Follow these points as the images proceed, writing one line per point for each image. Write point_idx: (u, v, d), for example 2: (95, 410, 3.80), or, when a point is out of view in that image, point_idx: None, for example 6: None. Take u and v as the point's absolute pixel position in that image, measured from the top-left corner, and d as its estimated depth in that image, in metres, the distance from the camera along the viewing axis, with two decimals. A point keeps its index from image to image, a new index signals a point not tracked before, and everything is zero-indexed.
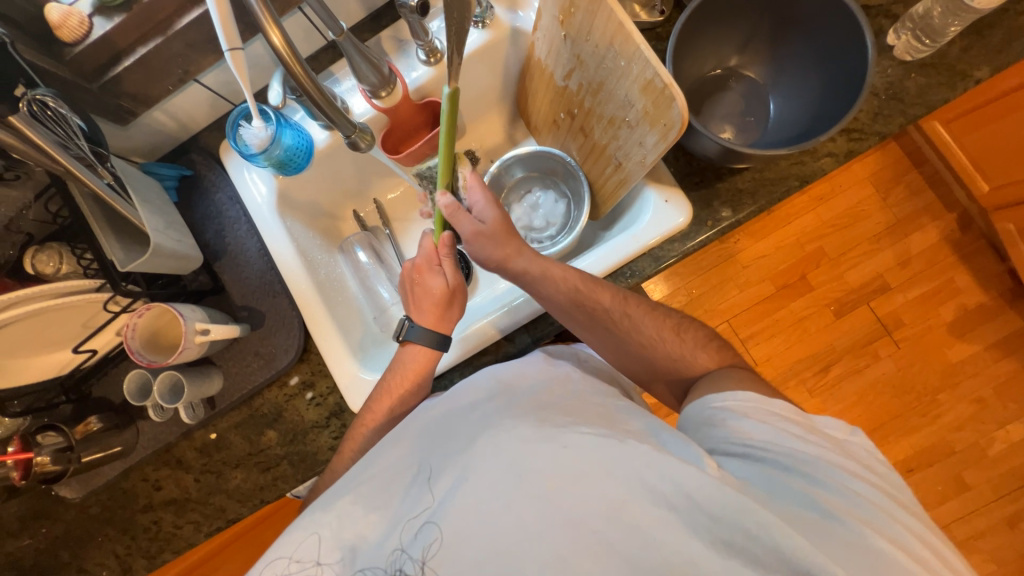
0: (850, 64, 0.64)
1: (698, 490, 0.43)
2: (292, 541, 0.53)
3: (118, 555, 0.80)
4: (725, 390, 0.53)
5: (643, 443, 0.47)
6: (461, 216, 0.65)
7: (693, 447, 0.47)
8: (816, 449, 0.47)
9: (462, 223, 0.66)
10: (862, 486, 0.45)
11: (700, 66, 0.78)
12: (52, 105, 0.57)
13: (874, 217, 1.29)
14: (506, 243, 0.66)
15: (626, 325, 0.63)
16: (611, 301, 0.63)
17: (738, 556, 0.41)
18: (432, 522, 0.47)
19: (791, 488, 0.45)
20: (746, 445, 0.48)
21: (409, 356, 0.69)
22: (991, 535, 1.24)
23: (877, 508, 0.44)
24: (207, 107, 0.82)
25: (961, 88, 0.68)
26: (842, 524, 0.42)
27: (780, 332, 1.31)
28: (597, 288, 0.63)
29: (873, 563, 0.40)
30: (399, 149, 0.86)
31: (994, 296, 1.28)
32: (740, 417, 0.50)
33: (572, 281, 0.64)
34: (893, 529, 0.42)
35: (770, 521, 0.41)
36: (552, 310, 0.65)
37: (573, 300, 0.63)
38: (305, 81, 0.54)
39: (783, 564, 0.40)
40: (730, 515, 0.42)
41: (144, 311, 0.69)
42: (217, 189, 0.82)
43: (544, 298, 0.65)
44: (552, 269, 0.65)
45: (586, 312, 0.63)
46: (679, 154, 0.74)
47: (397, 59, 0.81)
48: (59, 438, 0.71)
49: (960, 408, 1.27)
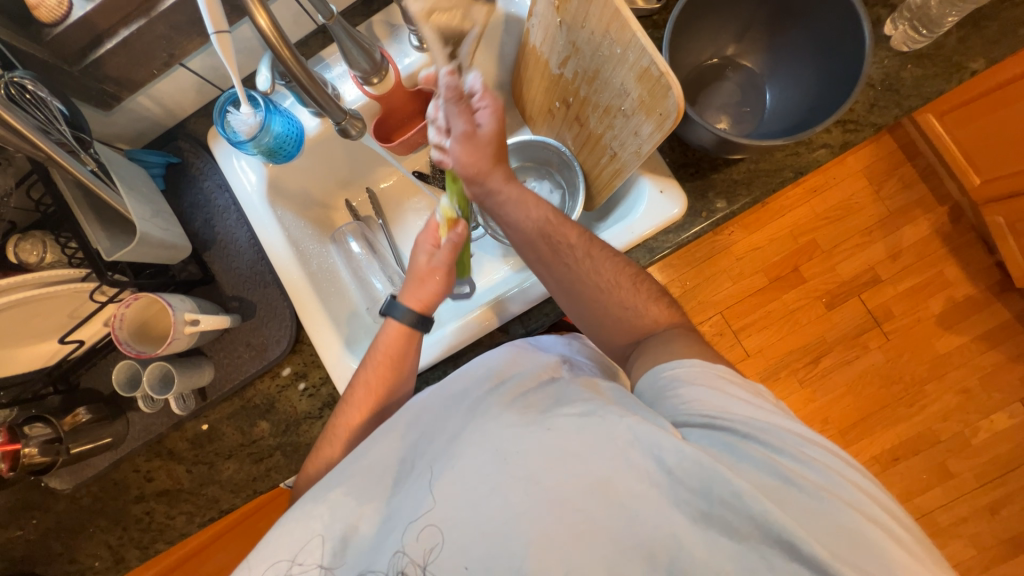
0: (847, 53, 0.64)
1: (674, 459, 0.43)
2: (291, 543, 0.52)
3: (111, 546, 0.79)
4: (676, 358, 0.53)
5: (625, 416, 0.46)
6: (455, 113, 0.59)
7: (658, 417, 0.47)
8: (764, 415, 0.47)
9: (455, 120, 0.60)
10: (815, 450, 0.45)
11: (698, 55, 0.77)
12: (29, 87, 0.57)
13: (866, 209, 1.30)
14: (488, 162, 0.62)
15: (582, 274, 0.61)
16: (577, 240, 0.62)
17: (716, 526, 0.41)
18: (429, 521, 0.46)
19: (751, 454, 0.44)
20: (705, 414, 0.47)
21: (384, 335, 0.67)
22: (973, 520, 1.27)
23: (834, 474, 0.43)
24: (194, 92, 0.80)
25: (956, 79, 0.68)
26: (802, 491, 0.42)
27: (772, 324, 1.32)
28: (566, 224, 0.63)
29: (832, 529, 0.40)
30: (392, 137, 0.84)
31: (982, 287, 1.29)
32: (686, 387, 0.50)
33: (541, 213, 0.63)
34: (856, 496, 0.42)
35: (743, 488, 0.40)
36: (516, 240, 0.65)
37: (539, 233, 0.63)
38: (294, 65, 0.53)
39: (757, 529, 0.40)
40: (707, 484, 0.42)
41: (131, 302, 0.68)
42: (205, 177, 0.81)
43: (510, 225, 0.65)
44: (524, 195, 0.63)
45: (551, 247, 0.62)
46: (675, 144, 0.74)
47: (389, 45, 0.79)
48: (47, 429, 0.70)
49: (946, 398, 1.30)
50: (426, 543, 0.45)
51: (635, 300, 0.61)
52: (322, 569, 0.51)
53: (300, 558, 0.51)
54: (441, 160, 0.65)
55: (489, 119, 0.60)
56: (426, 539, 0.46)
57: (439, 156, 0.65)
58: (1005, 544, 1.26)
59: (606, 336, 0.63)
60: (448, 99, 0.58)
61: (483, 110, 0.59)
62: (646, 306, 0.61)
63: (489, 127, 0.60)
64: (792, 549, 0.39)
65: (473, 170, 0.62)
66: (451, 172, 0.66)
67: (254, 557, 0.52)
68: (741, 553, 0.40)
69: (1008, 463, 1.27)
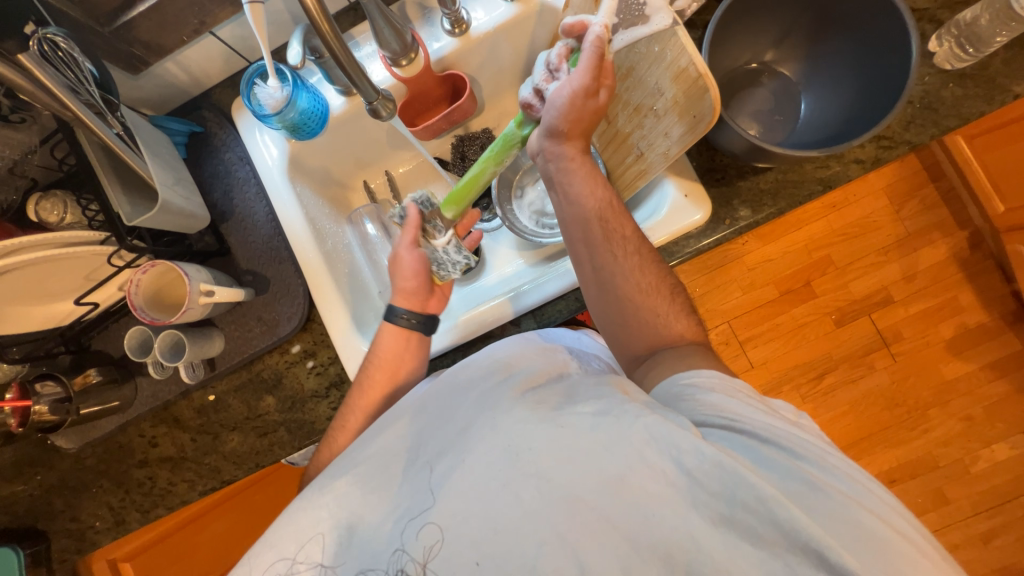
0: (891, 67, 0.62)
1: (694, 463, 0.42)
2: (292, 542, 0.52)
3: (112, 508, 0.80)
4: (692, 367, 0.53)
5: (644, 412, 0.45)
6: (583, 79, 0.54)
7: (679, 415, 0.46)
8: (782, 423, 0.47)
9: (580, 77, 0.53)
10: (835, 459, 0.45)
11: (735, 59, 0.76)
12: (62, 45, 0.54)
13: (884, 229, 1.27)
14: (580, 133, 0.59)
15: (621, 272, 0.59)
16: (632, 234, 0.61)
17: (737, 529, 0.41)
18: (429, 520, 0.46)
19: (771, 460, 0.44)
20: (726, 416, 0.47)
21: (383, 337, 0.68)
22: (964, 548, 1.27)
23: (855, 483, 0.43)
24: (221, 62, 0.79)
25: (998, 101, 0.66)
26: (828, 497, 0.41)
27: (778, 337, 1.31)
28: (623, 217, 0.61)
29: (861, 538, 0.39)
30: (416, 122, 0.86)
31: (996, 316, 1.28)
32: (706, 392, 0.50)
33: (604, 196, 0.61)
34: (880, 506, 0.42)
35: (769, 493, 0.40)
36: (567, 215, 0.63)
37: (597, 215, 0.61)
38: (332, 41, 0.52)
39: (782, 536, 0.40)
40: (730, 488, 0.41)
41: (148, 268, 0.68)
42: (226, 148, 0.81)
43: (570, 199, 0.62)
44: (593, 175, 0.61)
45: (604, 233, 0.60)
46: (703, 148, 0.72)
47: (420, 27, 0.78)
48: (56, 389, 0.71)
49: (949, 425, 1.29)
50: (426, 542, 0.46)
51: (658, 307, 0.59)
52: (323, 567, 0.51)
53: (300, 557, 0.52)
54: (528, 104, 0.61)
55: (601, 95, 0.57)
56: (426, 538, 0.46)
57: (530, 98, 0.60)
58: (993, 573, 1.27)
59: (617, 336, 0.62)
60: (588, 57, 0.52)
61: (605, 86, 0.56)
62: (669, 316, 0.59)
63: (601, 102, 0.57)
64: (819, 556, 0.39)
65: (564, 128, 0.58)
66: (520, 115, 0.63)
67: (257, 547, 0.53)
68: (762, 557, 0.40)
69: (1006, 494, 1.26)
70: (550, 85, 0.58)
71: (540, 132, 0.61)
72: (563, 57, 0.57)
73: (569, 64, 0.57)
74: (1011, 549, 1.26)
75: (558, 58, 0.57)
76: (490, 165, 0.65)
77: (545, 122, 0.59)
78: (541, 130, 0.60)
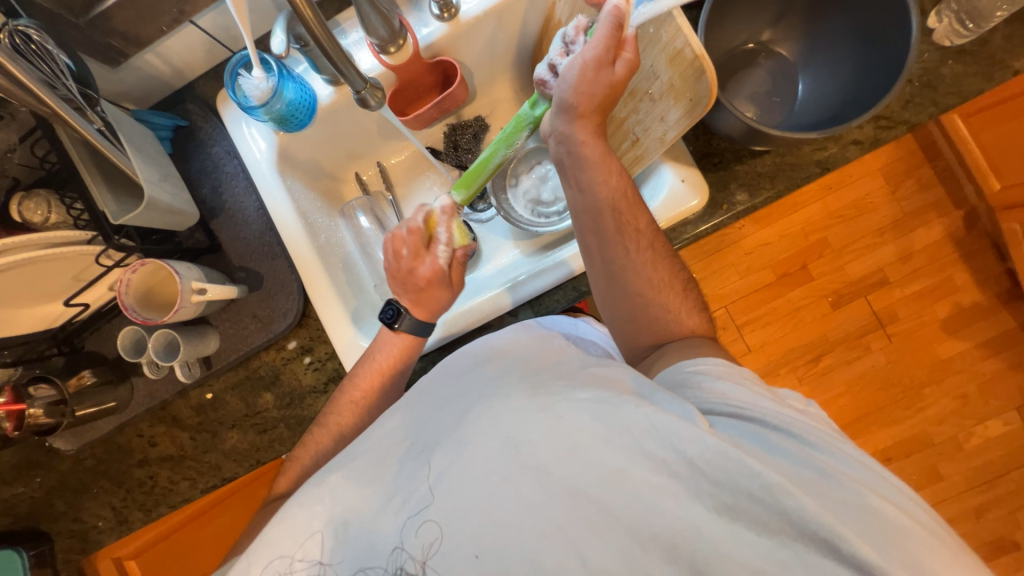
0: (889, 44, 0.61)
1: (698, 454, 0.42)
2: (292, 539, 0.52)
3: (114, 508, 0.80)
4: (700, 356, 0.54)
5: (641, 405, 0.45)
6: (599, 45, 0.53)
7: (686, 405, 0.46)
8: (793, 412, 0.47)
9: (593, 44, 0.53)
10: (846, 447, 0.46)
11: (731, 39, 0.74)
12: (35, 38, 0.54)
13: (881, 210, 1.26)
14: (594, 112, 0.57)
15: (632, 265, 0.59)
16: (647, 227, 0.60)
17: (741, 519, 0.41)
18: (428, 516, 0.47)
19: (781, 447, 0.44)
20: (733, 404, 0.47)
21: (387, 345, 0.67)
22: (957, 522, 1.30)
23: (867, 471, 0.44)
24: (203, 53, 0.77)
25: (997, 78, 0.65)
26: (839, 485, 0.41)
27: (774, 321, 1.31)
28: (638, 208, 0.59)
29: (874, 525, 0.39)
30: (407, 111, 0.84)
31: (990, 295, 1.28)
32: (713, 379, 0.50)
33: (618, 185, 0.59)
34: (894, 495, 0.43)
35: (774, 482, 0.40)
36: (579, 204, 0.61)
37: (610, 206, 0.59)
38: (316, 27, 0.50)
39: (788, 525, 0.40)
40: (733, 479, 0.41)
41: (137, 267, 0.67)
42: (213, 142, 0.79)
43: (581, 187, 0.60)
44: (605, 159, 0.59)
45: (617, 224, 0.59)
46: (699, 132, 0.71)
47: (408, 12, 0.76)
48: (51, 391, 0.70)
49: (943, 403, 1.30)
50: (426, 536, 0.46)
51: (658, 297, 0.59)
52: (322, 563, 0.51)
53: (300, 551, 0.52)
54: (542, 80, 0.61)
55: (619, 66, 0.55)
56: (426, 532, 0.46)
57: (544, 75, 0.60)
58: (986, 546, 1.30)
59: (623, 334, 0.62)
60: (604, 27, 0.52)
61: (623, 57, 0.54)
62: (672, 306, 0.59)
63: (616, 73, 0.55)
64: (828, 545, 0.39)
65: (574, 102, 0.56)
66: (535, 93, 0.63)
67: (258, 545, 0.53)
68: (767, 547, 0.40)
69: (998, 469, 1.29)
70: (564, 58, 0.58)
71: (552, 112, 0.60)
72: (581, 31, 0.58)
73: (586, 36, 0.58)
74: (1002, 521, 1.29)
75: (576, 31, 0.58)
76: (501, 147, 0.66)
77: (556, 97, 0.58)
78: (555, 107, 0.59)
